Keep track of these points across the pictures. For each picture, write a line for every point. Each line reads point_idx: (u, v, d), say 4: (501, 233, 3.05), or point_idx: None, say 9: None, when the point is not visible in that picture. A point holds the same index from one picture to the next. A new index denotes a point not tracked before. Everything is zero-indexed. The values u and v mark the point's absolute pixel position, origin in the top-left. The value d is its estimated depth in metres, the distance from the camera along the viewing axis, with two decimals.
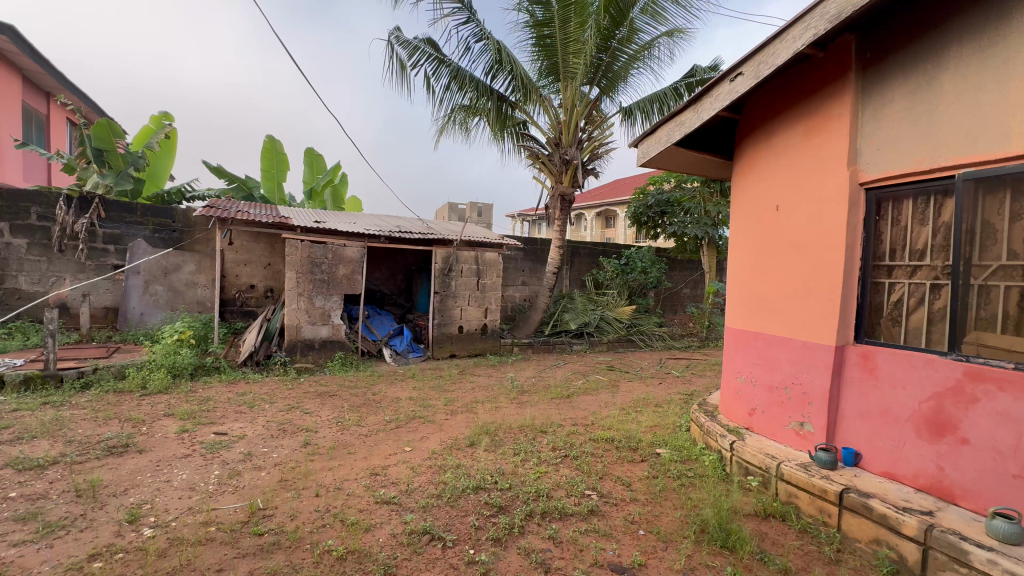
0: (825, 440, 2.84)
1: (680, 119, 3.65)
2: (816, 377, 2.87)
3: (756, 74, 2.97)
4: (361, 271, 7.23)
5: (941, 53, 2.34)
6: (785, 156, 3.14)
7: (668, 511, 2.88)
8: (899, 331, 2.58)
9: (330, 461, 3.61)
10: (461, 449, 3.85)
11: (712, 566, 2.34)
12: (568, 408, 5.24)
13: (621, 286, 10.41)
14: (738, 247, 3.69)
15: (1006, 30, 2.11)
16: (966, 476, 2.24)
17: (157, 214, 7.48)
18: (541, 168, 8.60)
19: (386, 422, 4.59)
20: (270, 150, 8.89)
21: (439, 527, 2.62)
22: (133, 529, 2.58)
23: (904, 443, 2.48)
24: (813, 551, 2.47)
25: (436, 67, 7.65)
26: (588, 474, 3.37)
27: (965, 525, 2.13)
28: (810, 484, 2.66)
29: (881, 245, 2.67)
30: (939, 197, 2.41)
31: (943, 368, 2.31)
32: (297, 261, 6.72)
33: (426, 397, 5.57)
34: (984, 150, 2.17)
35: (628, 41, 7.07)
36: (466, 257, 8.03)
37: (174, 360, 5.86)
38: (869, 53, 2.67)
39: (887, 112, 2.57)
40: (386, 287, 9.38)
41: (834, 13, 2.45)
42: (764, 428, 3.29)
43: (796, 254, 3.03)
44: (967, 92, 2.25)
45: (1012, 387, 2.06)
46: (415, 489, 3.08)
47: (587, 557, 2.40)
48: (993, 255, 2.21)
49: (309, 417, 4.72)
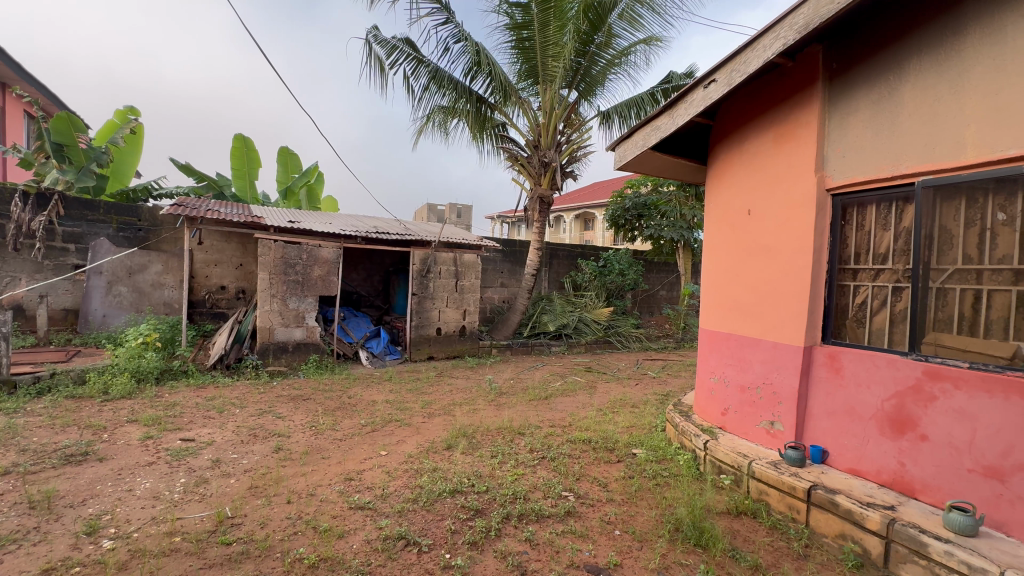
0: (794, 439, 2.92)
1: (656, 123, 3.72)
2: (787, 377, 2.95)
3: (729, 81, 3.04)
4: (337, 272, 7.11)
5: (902, 65, 2.45)
6: (756, 162, 3.22)
7: (644, 510, 2.91)
8: (864, 332, 2.68)
9: (303, 467, 3.52)
10: (438, 452, 3.81)
11: (685, 564, 2.37)
12: (546, 409, 5.26)
13: (599, 287, 10.51)
14: (712, 249, 3.76)
15: (960, 45, 2.22)
16: (925, 471, 2.33)
17: (122, 212, 7.25)
18: (519, 170, 8.62)
19: (361, 426, 4.52)
20: (239, 148, 8.67)
21: (415, 532, 2.59)
22: (91, 541, 2.46)
23: (867, 441, 2.57)
24: (783, 547, 2.53)
25: (414, 66, 7.59)
26: (565, 475, 3.38)
27: (925, 518, 2.22)
28: (780, 482, 2.73)
29: (846, 248, 2.76)
30: (900, 203, 2.51)
31: (904, 367, 2.40)
32: (271, 262, 6.55)
33: (403, 400, 5.49)
34: (942, 160, 2.26)
35: (606, 47, 7.18)
36: (445, 259, 7.98)
37: (138, 363, 5.64)
38: (835, 64, 2.77)
39: (852, 121, 2.67)
40: (363, 289, 9.26)
41: (802, 24, 2.52)
42: (737, 427, 3.36)
43: (767, 258, 3.11)
44: (926, 103, 2.35)
45: (967, 386, 2.16)
46: (390, 494, 3.03)
47: (563, 559, 2.39)
48: (949, 258, 2.31)
49: (282, 421, 4.61)
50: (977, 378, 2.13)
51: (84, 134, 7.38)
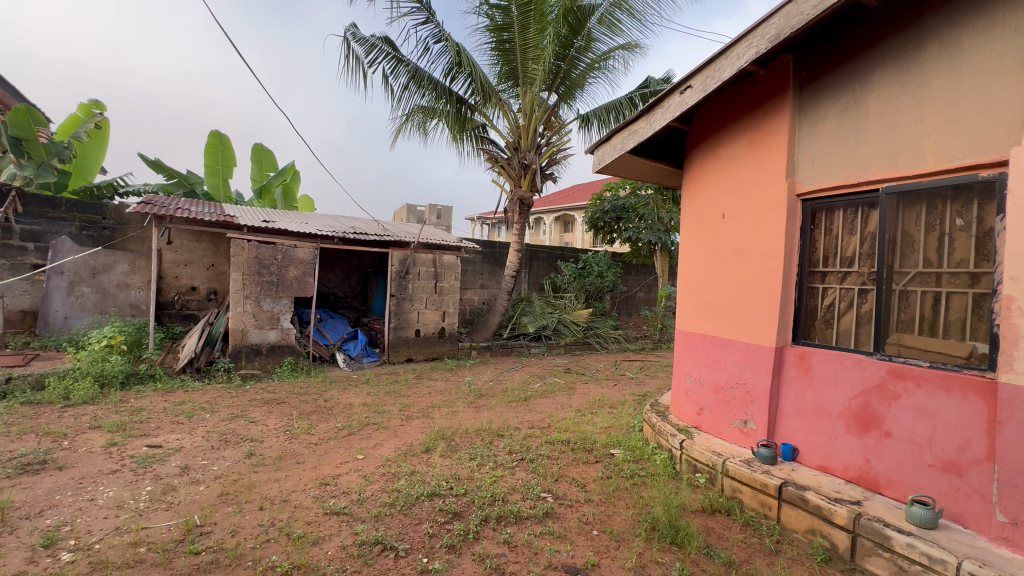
0: (766, 437, 2.99)
1: (634, 128, 3.78)
2: (759, 377, 3.02)
3: (704, 87, 3.10)
4: (313, 273, 6.97)
5: (868, 76, 2.54)
6: (730, 167, 3.30)
7: (621, 510, 2.94)
8: (832, 333, 2.77)
9: (276, 472, 3.44)
10: (416, 455, 3.77)
11: (661, 563, 2.40)
12: (525, 410, 5.27)
13: (579, 289, 10.58)
14: (688, 252, 3.83)
15: (921, 57, 2.32)
16: (889, 467, 2.42)
17: (86, 209, 6.97)
18: (499, 171, 8.62)
19: (337, 430, 4.44)
20: (214, 145, 8.45)
21: (392, 537, 2.55)
22: (49, 554, 2.35)
23: (835, 438, 2.66)
24: (755, 543, 2.58)
25: (394, 65, 7.52)
26: (544, 477, 3.38)
27: (889, 512, 2.30)
28: (752, 479, 2.80)
29: (815, 252, 2.85)
30: (866, 209, 2.60)
31: (869, 367, 2.49)
32: (244, 262, 6.39)
33: (380, 403, 5.42)
34: (904, 167, 2.36)
35: (586, 51, 7.26)
36: (424, 260, 7.92)
37: (102, 367, 5.43)
38: (805, 73, 2.86)
39: (821, 128, 2.76)
40: (340, 290, 9.12)
41: (773, 33, 2.60)
42: (711, 426, 3.42)
43: (740, 260, 3.18)
44: (889, 112, 2.44)
45: (928, 384, 2.25)
46: (366, 499, 2.98)
47: (541, 561, 2.40)
48: (911, 262, 2.41)
49: (254, 426, 4.49)
50: (937, 377, 2.22)
51: (44, 129, 7.07)
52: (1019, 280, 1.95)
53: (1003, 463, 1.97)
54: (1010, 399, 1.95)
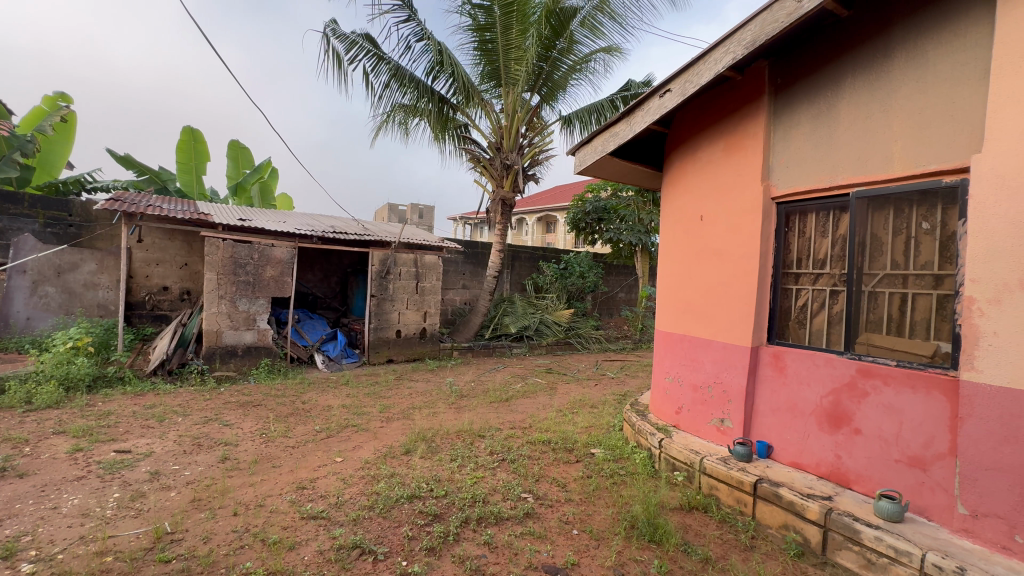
0: (742, 434, 3.06)
1: (614, 130, 3.82)
2: (735, 376, 3.08)
3: (683, 91, 3.15)
4: (290, 272, 6.84)
5: (839, 83, 2.62)
6: (708, 170, 3.36)
7: (601, 509, 2.96)
8: (805, 333, 2.85)
9: (251, 476, 3.36)
10: (396, 457, 3.74)
11: (640, 561, 2.43)
12: (506, 411, 5.27)
13: (560, 289, 10.62)
14: (667, 253, 3.87)
15: (889, 66, 2.40)
16: (859, 463, 2.49)
17: (50, 205, 6.77)
18: (482, 171, 8.61)
19: (315, 432, 4.36)
20: (186, 141, 8.20)
21: (371, 540, 2.52)
22: (8, 565, 2.25)
23: (808, 435, 2.73)
24: (731, 539, 2.63)
25: (375, 63, 7.44)
26: (525, 477, 3.39)
27: (858, 507, 2.37)
28: (729, 476, 2.85)
29: (789, 254, 2.92)
30: (837, 212, 2.68)
31: (840, 366, 2.57)
32: (219, 261, 6.23)
33: (360, 404, 5.35)
34: (873, 173, 2.44)
35: (568, 53, 7.31)
36: (405, 260, 7.85)
37: (67, 370, 5.23)
38: (780, 79, 2.93)
39: (795, 133, 2.83)
40: (319, 290, 8.98)
41: (749, 40, 2.66)
42: (690, 425, 3.47)
43: (717, 262, 3.24)
44: (859, 119, 2.52)
45: (895, 382, 2.33)
46: (345, 502, 2.94)
47: (521, 561, 2.40)
48: (880, 264, 2.49)
49: (229, 429, 4.38)
50: (903, 375, 2.30)
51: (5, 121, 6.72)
52: (980, 281, 2.03)
53: (965, 458, 2.05)
54: (971, 396, 2.03)
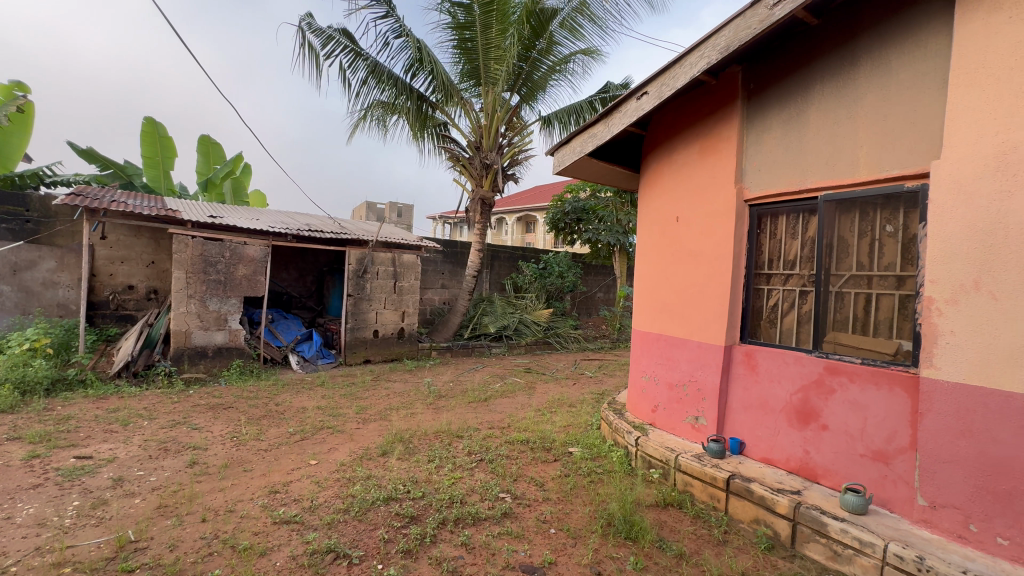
0: (715, 431, 3.12)
1: (593, 131, 3.85)
2: (709, 375, 3.15)
3: (659, 94, 3.20)
4: (264, 271, 6.67)
5: (809, 89, 2.69)
6: (684, 172, 3.42)
7: (578, 507, 2.98)
8: (775, 332, 2.93)
9: (221, 481, 3.26)
10: (372, 458, 3.68)
11: (617, 557, 2.46)
12: (485, 411, 5.26)
13: (539, 289, 10.66)
14: (644, 253, 3.92)
15: (855, 74, 2.49)
16: (826, 457, 2.57)
17: (6, 200, 6.40)
18: (461, 171, 8.58)
19: (289, 435, 4.26)
20: (150, 133, 7.89)
21: (345, 544, 2.47)
22: None
23: (778, 432, 2.80)
24: (704, 535, 2.68)
25: (352, 59, 7.32)
26: (502, 477, 3.38)
27: (825, 500, 2.45)
28: (702, 472, 2.90)
29: (761, 255, 2.99)
30: (806, 215, 2.76)
31: (808, 364, 2.64)
32: (188, 259, 6.03)
33: (336, 406, 5.25)
34: (840, 177, 2.52)
35: (547, 53, 7.33)
36: (383, 259, 7.76)
37: (24, 373, 4.98)
38: (753, 84, 3.00)
39: (767, 137, 2.90)
40: (294, 289, 8.78)
41: (723, 45, 2.72)
42: (665, 423, 3.53)
43: (692, 262, 3.30)
44: (827, 125, 2.60)
45: (860, 379, 2.41)
46: (319, 506, 2.88)
47: (498, 561, 2.40)
48: (846, 266, 2.57)
49: (198, 433, 4.25)
50: (868, 372, 2.38)
51: None
52: (938, 282, 2.12)
53: (924, 451, 2.14)
54: (931, 392, 2.12)
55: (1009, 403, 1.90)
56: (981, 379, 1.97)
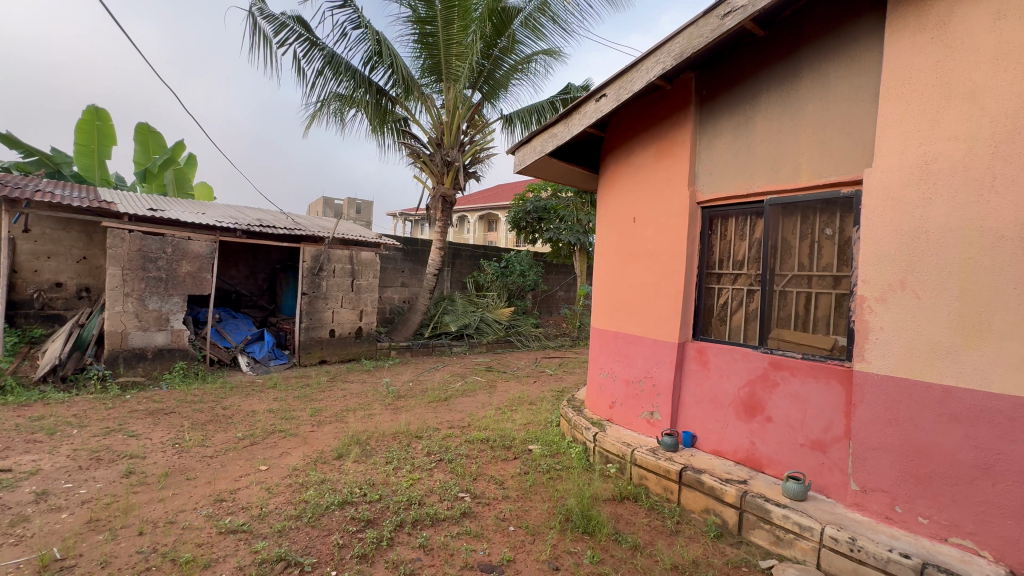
0: (669, 425, 3.23)
1: (553, 131, 3.89)
2: (663, 371, 3.25)
3: (617, 97, 3.27)
4: (210, 268, 6.33)
5: (756, 98, 2.82)
6: (640, 174, 3.50)
7: (537, 504, 3.01)
8: (726, 329, 3.06)
9: (160, 491, 3.06)
10: (327, 462, 3.57)
11: (574, 552, 2.50)
12: (445, 410, 5.21)
13: (501, 288, 10.66)
14: (602, 253, 3.99)
15: (798, 85, 2.63)
16: (771, 448, 2.71)
17: None
18: (422, 167, 8.47)
19: (237, 440, 4.06)
20: (88, 121, 7.34)
21: (297, 552, 2.38)
22: None
23: (727, 424, 2.93)
24: (658, 526, 2.77)
25: (307, 48, 7.06)
26: (462, 476, 3.36)
27: (769, 489, 2.58)
28: (657, 466, 3.00)
29: (712, 255, 3.11)
30: (754, 217, 2.89)
31: (754, 359, 2.78)
32: (125, 255, 5.63)
33: (289, 408, 5.05)
34: (784, 181, 2.65)
35: (509, 52, 7.33)
36: (340, 256, 7.53)
37: None
38: (705, 91, 3.12)
39: (718, 142, 3.02)
40: (243, 287, 8.38)
41: (677, 52, 2.81)
42: (622, 418, 3.61)
43: (648, 261, 3.40)
44: (772, 132, 2.73)
45: (801, 373, 2.55)
46: (269, 513, 2.76)
47: (457, 562, 2.38)
48: (789, 266, 2.72)
49: (135, 440, 3.98)
50: (808, 367, 2.53)
51: None
52: (870, 282, 2.27)
53: (856, 440, 2.30)
54: (863, 384, 2.27)
55: (930, 393, 2.06)
56: (907, 371, 2.13)
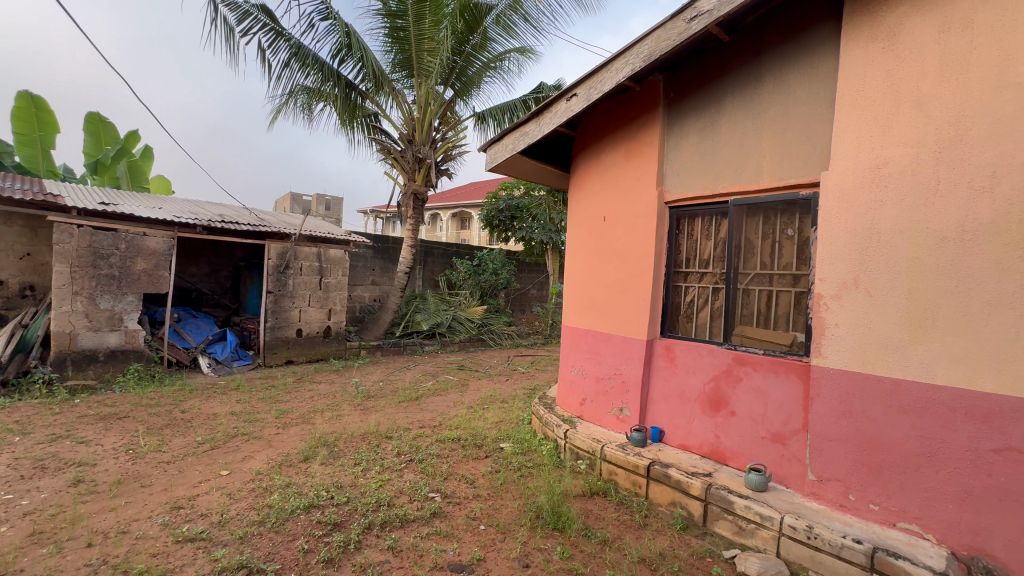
0: (638, 421, 3.29)
1: (524, 129, 3.89)
2: (632, 368, 3.30)
3: (588, 96, 3.30)
4: (168, 266, 6.05)
5: (721, 101, 2.90)
6: (610, 173, 3.55)
7: (508, 502, 3.01)
8: (692, 326, 3.13)
9: (111, 500, 2.91)
10: (293, 465, 3.47)
11: (544, 549, 2.51)
12: (417, 410, 5.15)
13: (473, 286, 10.61)
14: (573, 251, 4.02)
15: (760, 90, 2.71)
16: (734, 441, 2.79)
17: None
18: (393, 164, 8.33)
19: (196, 445, 3.90)
20: (24, 108, 6.83)
21: (259, 559, 2.31)
22: None
23: (693, 419, 3.00)
24: (626, 520, 2.81)
25: (272, 39, 6.82)
26: (432, 476, 3.33)
27: (732, 481, 2.66)
28: (626, 461, 3.05)
29: (680, 254, 3.17)
30: (719, 217, 2.97)
31: (719, 355, 2.86)
32: (73, 251, 5.33)
33: (253, 411, 4.89)
34: (748, 182, 2.73)
35: (481, 49, 7.27)
36: (307, 253, 7.34)
37: None
38: (673, 93, 3.18)
39: (684, 143, 3.08)
40: (204, 285, 8.06)
41: (646, 54, 2.85)
42: (593, 415, 3.66)
43: (617, 260, 3.44)
44: (736, 134, 2.81)
45: (762, 368, 2.64)
46: (230, 519, 2.66)
47: (426, 562, 2.36)
48: (752, 265, 2.81)
49: (84, 447, 3.76)
50: (769, 362, 2.62)
51: None
52: (826, 280, 2.37)
53: (814, 432, 2.39)
54: (819, 378, 2.37)
55: (881, 385, 2.17)
56: (860, 366, 2.23)
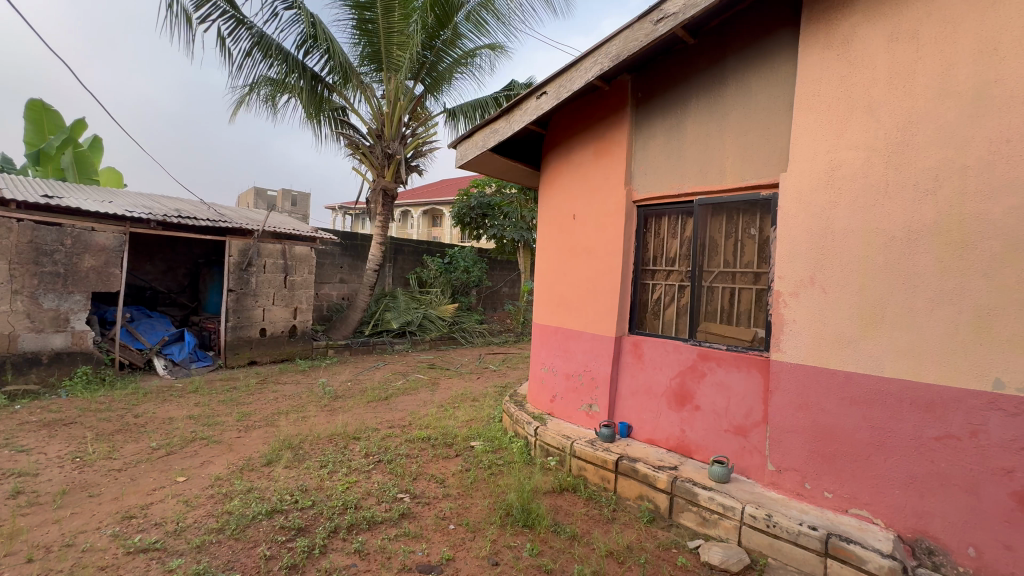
0: (607, 417, 3.33)
1: (495, 126, 3.87)
2: (601, 364, 3.35)
3: (557, 95, 3.31)
4: (119, 263, 5.73)
5: (686, 102, 2.96)
6: (580, 172, 3.57)
7: (478, 501, 3.00)
8: (659, 324, 3.20)
9: (55, 512, 2.74)
10: (256, 469, 3.36)
11: (513, 546, 2.51)
12: (386, 410, 5.06)
13: (444, 284, 10.51)
14: (544, 249, 4.02)
15: (723, 92, 2.78)
16: (699, 435, 2.87)
17: None
18: (361, 159, 8.15)
19: (151, 451, 3.71)
20: None
21: (218, 568, 2.22)
22: None
23: (660, 414, 3.07)
24: (595, 515, 2.84)
25: (233, 27, 6.55)
26: (401, 477, 3.28)
27: (696, 473, 2.73)
28: (595, 457, 3.08)
29: (647, 252, 3.23)
30: (685, 216, 3.03)
31: (684, 351, 2.92)
32: (12, 247, 4.98)
33: (212, 414, 4.70)
34: (712, 182, 2.80)
35: (452, 45, 7.19)
36: (271, 250, 7.10)
37: None
38: (640, 93, 3.22)
39: (652, 143, 3.13)
40: (160, 283, 7.68)
41: (614, 54, 2.88)
42: (563, 412, 3.69)
43: (587, 258, 3.47)
44: (701, 135, 2.87)
45: (725, 363, 2.72)
46: (186, 528, 2.55)
47: (394, 564, 2.33)
48: (716, 263, 2.88)
49: (25, 456, 3.52)
50: (732, 357, 2.70)
51: None
52: (785, 277, 2.46)
53: (773, 424, 2.48)
54: (778, 372, 2.46)
55: (834, 378, 2.27)
56: (816, 360, 2.33)
